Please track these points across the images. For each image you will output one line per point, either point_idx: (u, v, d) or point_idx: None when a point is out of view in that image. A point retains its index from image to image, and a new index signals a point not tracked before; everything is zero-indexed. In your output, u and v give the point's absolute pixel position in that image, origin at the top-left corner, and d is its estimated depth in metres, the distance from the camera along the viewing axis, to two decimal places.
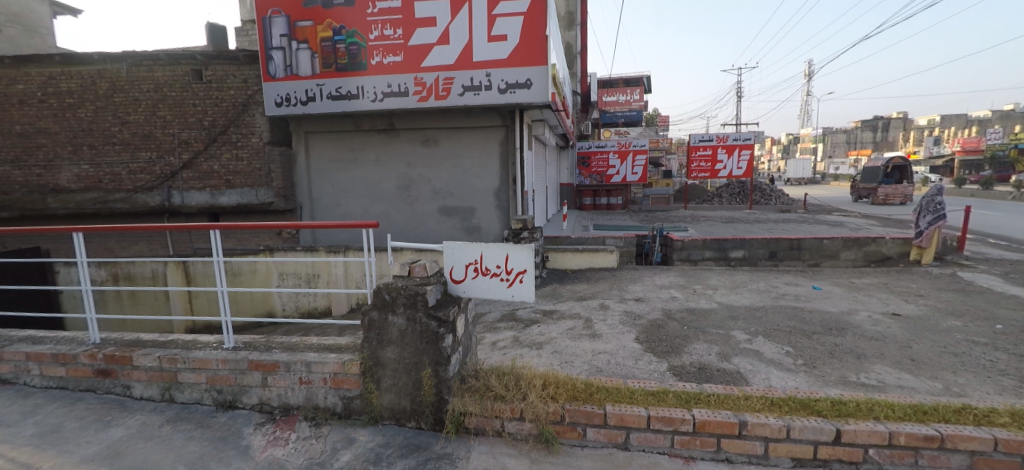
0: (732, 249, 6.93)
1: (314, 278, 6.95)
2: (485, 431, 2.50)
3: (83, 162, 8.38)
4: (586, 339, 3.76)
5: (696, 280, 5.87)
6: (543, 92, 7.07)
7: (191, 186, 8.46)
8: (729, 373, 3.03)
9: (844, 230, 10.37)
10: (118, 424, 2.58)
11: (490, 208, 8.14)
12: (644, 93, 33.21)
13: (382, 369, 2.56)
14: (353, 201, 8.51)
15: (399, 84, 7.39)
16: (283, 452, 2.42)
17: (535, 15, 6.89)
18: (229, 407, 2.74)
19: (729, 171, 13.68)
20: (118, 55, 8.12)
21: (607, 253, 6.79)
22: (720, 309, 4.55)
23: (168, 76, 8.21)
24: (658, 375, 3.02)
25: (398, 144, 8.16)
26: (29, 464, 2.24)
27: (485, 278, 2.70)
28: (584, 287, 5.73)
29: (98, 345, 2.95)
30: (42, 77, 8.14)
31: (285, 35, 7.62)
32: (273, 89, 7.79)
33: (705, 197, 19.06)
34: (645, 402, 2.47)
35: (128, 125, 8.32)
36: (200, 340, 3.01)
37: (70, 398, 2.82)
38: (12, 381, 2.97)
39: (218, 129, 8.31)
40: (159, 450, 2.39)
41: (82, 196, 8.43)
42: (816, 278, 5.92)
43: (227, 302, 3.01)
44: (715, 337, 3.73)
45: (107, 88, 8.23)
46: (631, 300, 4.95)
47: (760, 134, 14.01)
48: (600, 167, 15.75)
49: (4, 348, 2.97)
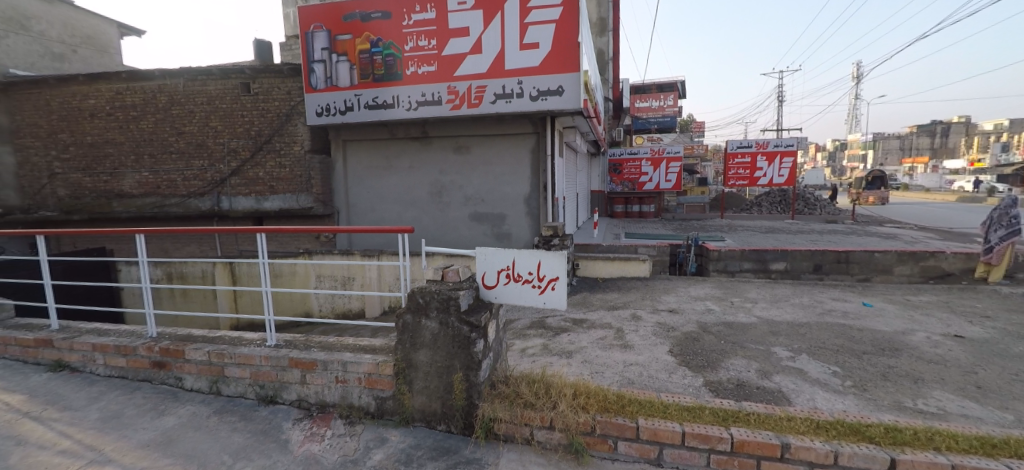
0: (773, 260, 6.63)
1: (349, 280, 7.14)
2: (514, 438, 2.46)
3: (143, 170, 8.96)
4: (617, 350, 3.68)
5: (734, 292, 5.65)
6: (575, 98, 7.02)
7: (238, 192, 8.88)
8: (770, 392, 2.88)
9: (899, 242, 9.77)
10: (171, 413, 2.70)
11: (520, 214, 8.13)
12: (679, 98, 32.55)
13: (415, 371, 2.58)
14: (387, 208, 8.68)
15: (433, 93, 7.53)
16: (319, 447, 2.47)
17: (568, 23, 6.88)
18: (271, 402, 2.82)
19: (770, 178, 13.18)
20: (176, 71, 8.64)
21: (639, 262, 6.65)
22: (760, 324, 4.35)
23: (220, 90, 8.67)
24: (693, 390, 2.90)
25: (430, 152, 8.29)
26: (91, 447, 2.38)
27: (517, 285, 2.68)
28: (615, 297, 5.62)
29: (155, 339, 3.11)
30: (110, 92, 8.81)
31: (326, 48, 7.91)
32: (314, 100, 8.10)
33: (743, 206, 18.41)
34: (680, 418, 2.38)
35: (183, 135, 8.82)
36: (245, 337, 3.13)
37: (128, 387, 2.97)
38: (79, 370, 3.15)
39: (264, 139, 8.70)
40: (206, 440, 2.48)
41: (142, 201, 9.01)
42: (867, 294, 5.58)
43: (272, 301, 3.11)
44: (754, 353, 3.56)
45: (165, 102, 8.76)
46: (665, 311, 4.82)
47: (804, 139, 13.41)
48: (632, 175, 15.43)
49: (73, 339, 3.17)
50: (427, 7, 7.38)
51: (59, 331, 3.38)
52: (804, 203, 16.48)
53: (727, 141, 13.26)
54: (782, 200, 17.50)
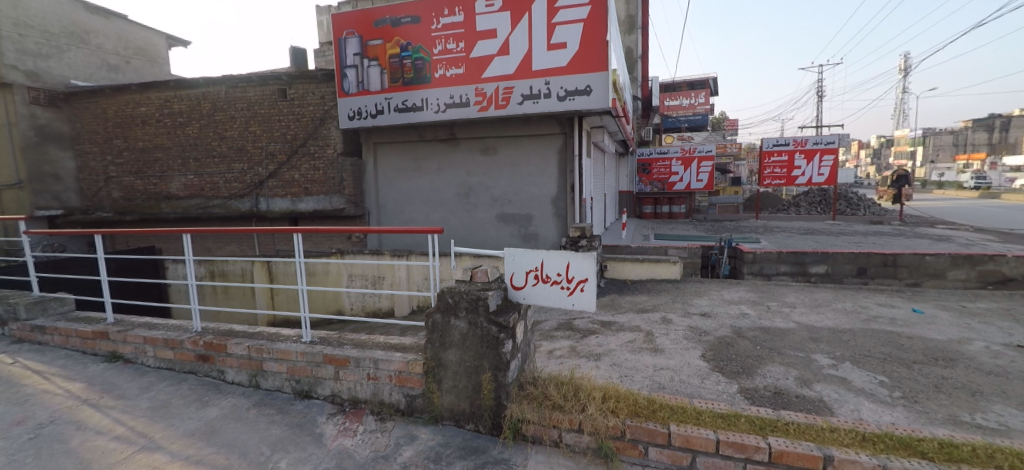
0: (813, 264, 6.36)
1: (379, 279, 7.32)
2: (542, 440, 2.45)
3: (189, 173, 9.43)
4: (647, 354, 3.60)
5: (770, 296, 5.45)
6: (603, 98, 6.94)
7: (275, 193, 9.22)
8: (811, 401, 2.76)
9: (951, 245, 9.18)
10: (214, 404, 2.83)
11: (547, 215, 8.11)
12: (710, 96, 31.75)
13: (444, 370, 2.61)
14: (415, 209, 8.82)
15: (461, 95, 7.61)
16: (352, 442, 2.53)
17: (596, 21, 6.81)
18: (306, 396, 2.91)
19: (809, 177, 12.63)
20: (219, 79, 9.05)
21: (669, 264, 6.52)
22: (799, 330, 4.17)
23: (259, 96, 9.04)
24: (727, 397, 2.81)
25: (458, 153, 8.37)
26: (143, 434, 2.52)
27: (546, 286, 2.67)
28: (645, 299, 5.51)
29: (200, 333, 3.26)
30: (159, 100, 9.32)
31: (358, 54, 8.12)
32: (346, 104, 8.33)
33: (779, 207, 17.73)
34: (713, 425, 2.31)
35: (224, 139, 9.24)
36: (283, 333, 3.24)
37: (175, 378, 3.13)
38: (131, 361, 3.34)
39: (299, 142, 9.01)
40: (247, 431, 2.59)
41: (187, 202, 9.50)
42: (917, 300, 5.27)
43: (307, 299, 3.20)
44: (793, 360, 3.42)
45: (209, 108, 9.20)
46: (697, 315, 4.69)
47: (846, 136, 12.80)
48: (661, 175, 15.13)
49: (127, 332, 3.37)
50: (455, 10, 7.46)
51: (114, 324, 3.59)
52: (846, 204, 15.70)
53: (762, 139, 12.81)
54: (821, 200, 16.75)
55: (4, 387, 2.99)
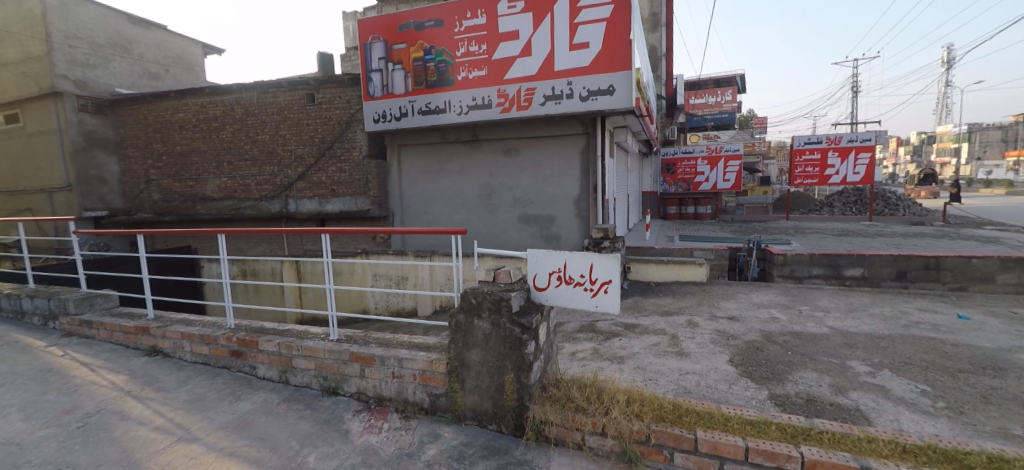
0: (847, 266, 6.13)
1: (403, 280, 7.42)
2: (565, 443, 2.43)
3: (223, 176, 9.79)
4: (672, 357, 3.54)
5: (802, 300, 5.27)
6: (626, 97, 6.87)
7: (304, 195, 9.47)
8: (846, 410, 2.65)
9: (999, 247, 8.68)
10: (246, 399, 2.93)
11: (570, 216, 8.06)
12: (738, 93, 30.93)
13: (467, 370, 2.63)
14: (438, 210, 8.92)
15: (483, 97, 7.65)
16: (377, 439, 2.57)
17: (619, 20, 6.75)
18: (333, 393, 2.98)
19: (843, 176, 12.16)
20: (251, 85, 9.36)
21: (695, 266, 6.38)
22: (832, 335, 4.02)
23: (288, 101, 9.31)
24: (757, 403, 2.74)
25: (481, 155, 8.42)
26: (180, 426, 2.63)
27: (569, 288, 2.66)
28: (669, 301, 5.42)
29: (233, 330, 3.38)
30: (195, 106, 9.72)
31: (382, 58, 8.27)
32: (372, 107, 8.50)
33: (811, 207, 17.14)
34: (742, 432, 2.25)
35: (256, 143, 9.56)
36: (311, 331, 3.32)
37: (211, 373, 3.25)
38: (170, 356, 3.48)
39: (326, 145, 9.24)
40: (277, 425, 2.66)
41: (221, 203, 9.86)
42: (962, 306, 5.00)
43: (334, 298, 3.27)
44: (827, 366, 3.30)
45: (241, 113, 9.53)
46: (724, 318, 4.58)
47: (884, 133, 12.25)
48: (686, 175, 14.85)
49: (165, 327, 3.52)
50: (478, 12, 7.50)
51: (154, 320, 3.76)
52: (884, 204, 15.04)
53: (793, 137, 12.41)
54: (856, 200, 16.10)
55: (55, 378, 3.17)
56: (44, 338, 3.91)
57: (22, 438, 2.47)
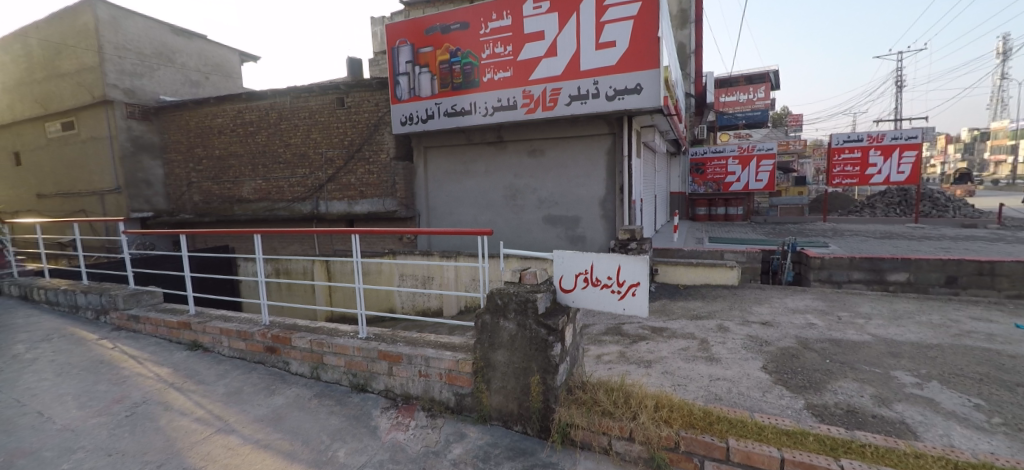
0: (891, 271, 5.83)
1: (428, 280, 7.51)
2: (591, 447, 2.40)
3: (258, 178, 10.16)
4: (702, 362, 3.45)
5: (842, 306, 5.04)
6: (654, 96, 6.74)
7: (333, 196, 9.72)
8: (891, 423, 2.52)
9: None
10: (280, 393, 3.02)
11: (595, 217, 7.98)
12: (771, 90, 29.89)
13: (493, 371, 2.63)
14: (464, 211, 8.99)
15: (508, 98, 7.66)
16: (404, 436, 2.60)
17: (646, 17, 6.64)
18: (362, 390, 3.04)
19: (885, 175, 11.59)
20: (284, 90, 9.68)
21: (726, 269, 6.18)
22: (875, 343, 3.83)
23: (320, 105, 9.58)
24: (792, 413, 2.64)
25: (506, 156, 8.44)
26: (219, 417, 2.74)
27: (596, 289, 2.63)
28: (699, 305, 5.29)
29: (267, 326, 3.50)
30: (233, 111, 10.14)
31: (410, 61, 8.41)
32: (399, 110, 8.66)
33: (851, 208, 16.42)
34: (778, 442, 2.17)
35: (289, 146, 9.87)
36: (341, 329, 3.40)
37: (247, 367, 3.38)
38: (209, 350, 3.63)
39: (355, 148, 9.45)
40: (309, 420, 2.74)
41: (256, 205, 10.23)
42: (1020, 315, 4.67)
43: (363, 297, 3.33)
44: (869, 376, 3.15)
45: (276, 117, 9.87)
46: (757, 323, 4.43)
47: (931, 129, 11.59)
48: (716, 175, 14.48)
49: (205, 323, 3.68)
50: (503, 14, 7.53)
51: (195, 315, 3.93)
52: (931, 204, 14.27)
53: (831, 135, 11.94)
54: (900, 200, 15.30)
55: (106, 369, 3.36)
56: (96, 331, 4.15)
57: (77, 425, 2.62)
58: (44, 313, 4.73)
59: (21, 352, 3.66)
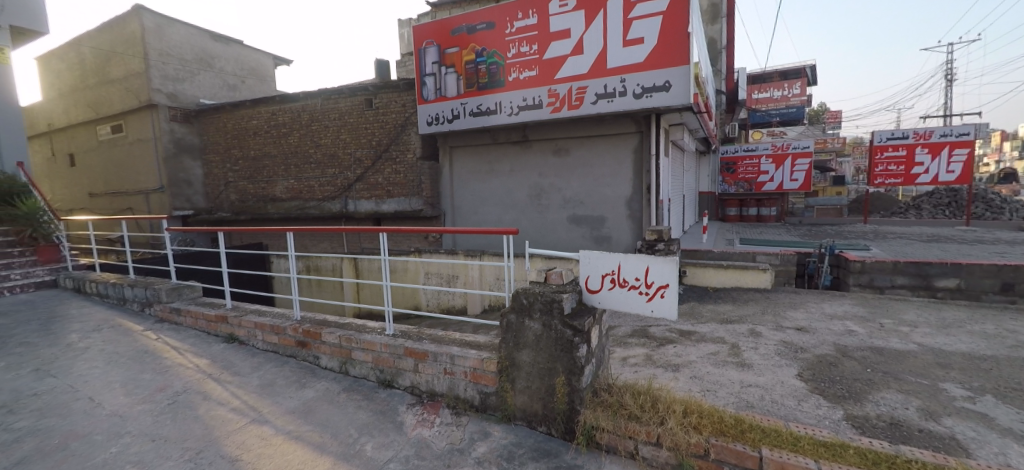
0: (938, 276, 5.52)
1: (453, 278, 7.57)
2: (617, 450, 2.36)
3: (290, 178, 10.48)
4: (733, 368, 3.35)
5: (884, 313, 4.80)
6: (683, 93, 6.59)
7: (362, 196, 9.93)
8: (939, 438, 2.38)
9: None
10: (310, 387, 3.11)
11: (621, 217, 7.87)
12: (807, 86, 29.18)
13: (517, 371, 2.63)
14: (488, 211, 9.02)
15: (534, 97, 7.64)
16: (429, 433, 2.63)
17: (676, 13, 6.50)
18: (388, 386, 3.09)
19: (933, 175, 10.96)
20: (315, 92, 9.94)
21: (758, 272, 6.00)
22: (921, 353, 3.63)
23: (349, 106, 9.80)
24: (830, 423, 2.53)
25: (531, 155, 8.42)
26: (253, 408, 2.84)
27: (623, 291, 2.59)
28: (729, 309, 5.14)
29: (298, 321, 3.60)
30: (267, 113, 10.49)
31: (436, 62, 8.50)
32: (425, 110, 8.76)
33: (895, 209, 15.63)
34: (814, 454, 2.09)
35: (319, 147, 10.14)
36: (369, 325, 3.46)
37: (280, 360, 3.48)
38: (244, 343, 3.77)
39: (383, 148, 9.61)
40: (338, 413, 2.80)
41: (288, 203, 10.56)
42: None
43: (390, 294, 3.38)
44: (915, 388, 2.98)
45: (307, 119, 10.16)
46: (792, 329, 4.27)
47: (985, 126, 10.87)
48: (748, 174, 14.05)
49: (241, 317, 3.81)
50: (530, 12, 7.50)
51: (232, 309, 4.09)
52: (985, 205, 13.43)
53: (872, 133, 11.42)
54: (950, 201, 14.46)
55: (150, 358, 3.52)
56: (141, 322, 4.38)
57: (124, 411, 2.77)
58: (94, 305, 5.01)
59: (74, 341, 3.89)
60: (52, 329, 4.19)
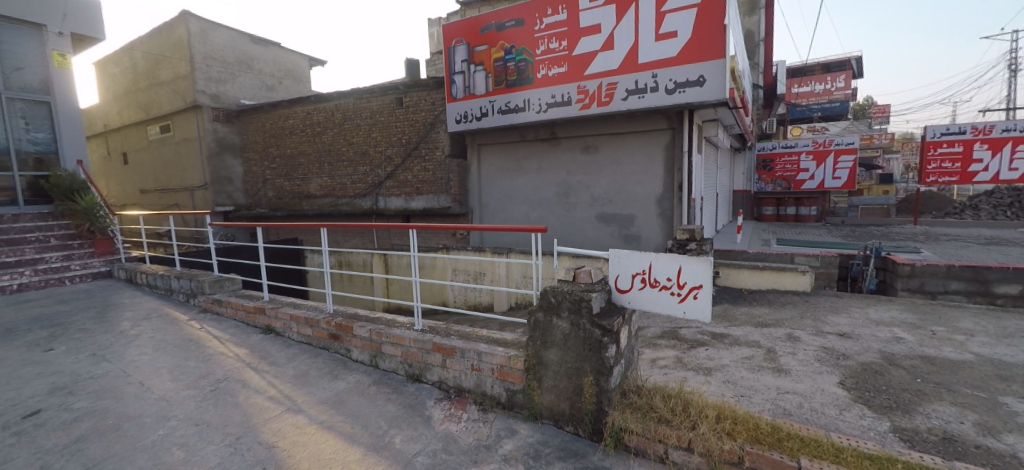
0: (999, 282, 5.13)
1: (480, 275, 7.62)
2: (646, 454, 2.30)
3: (324, 175, 10.80)
4: (768, 373, 3.23)
5: (937, 320, 4.51)
6: (718, 88, 6.38)
7: (392, 193, 10.12)
8: (998, 456, 2.22)
9: None
10: (342, 378, 3.19)
11: (651, 215, 7.71)
12: (852, 78, 27.70)
13: (545, 369, 2.62)
14: (516, 208, 9.02)
15: (562, 94, 7.58)
16: (457, 428, 2.65)
17: (711, 5, 6.29)
18: (416, 380, 3.13)
19: (993, 173, 10.23)
20: (348, 92, 10.19)
21: (797, 274, 5.76)
22: (979, 364, 3.39)
23: (380, 105, 9.99)
24: (875, 435, 2.40)
25: (559, 153, 8.35)
26: (288, 397, 2.94)
27: (653, 291, 2.54)
28: (765, 312, 4.95)
29: (331, 314, 3.70)
30: (303, 113, 10.82)
31: (465, 60, 8.54)
32: (454, 109, 8.83)
33: (949, 210, 14.68)
34: (857, 466, 1.99)
35: (352, 145, 10.39)
36: (398, 320, 3.52)
37: (313, 352, 3.59)
38: (280, 334, 3.90)
39: (412, 146, 9.76)
40: (368, 405, 2.86)
41: (322, 200, 10.89)
42: None
43: (418, 289, 3.42)
44: (971, 401, 2.79)
45: (340, 118, 10.43)
46: (833, 335, 4.08)
47: None
48: (786, 172, 13.50)
49: (277, 309, 3.96)
50: (559, 8, 7.43)
51: (269, 301, 4.25)
52: None
53: (924, 128, 10.75)
54: (1012, 201, 13.46)
55: (194, 347, 3.70)
56: (186, 312, 4.60)
57: (170, 396, 2.91)
58: (144, 295, 5.31)
59: (127, 328, 4.13)
60: (107, 317, 4.46)
